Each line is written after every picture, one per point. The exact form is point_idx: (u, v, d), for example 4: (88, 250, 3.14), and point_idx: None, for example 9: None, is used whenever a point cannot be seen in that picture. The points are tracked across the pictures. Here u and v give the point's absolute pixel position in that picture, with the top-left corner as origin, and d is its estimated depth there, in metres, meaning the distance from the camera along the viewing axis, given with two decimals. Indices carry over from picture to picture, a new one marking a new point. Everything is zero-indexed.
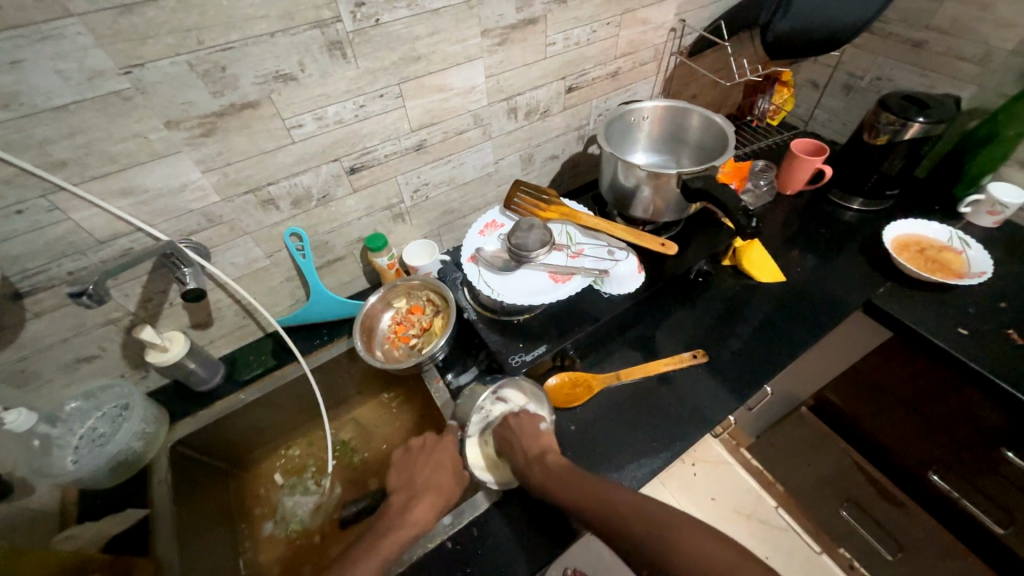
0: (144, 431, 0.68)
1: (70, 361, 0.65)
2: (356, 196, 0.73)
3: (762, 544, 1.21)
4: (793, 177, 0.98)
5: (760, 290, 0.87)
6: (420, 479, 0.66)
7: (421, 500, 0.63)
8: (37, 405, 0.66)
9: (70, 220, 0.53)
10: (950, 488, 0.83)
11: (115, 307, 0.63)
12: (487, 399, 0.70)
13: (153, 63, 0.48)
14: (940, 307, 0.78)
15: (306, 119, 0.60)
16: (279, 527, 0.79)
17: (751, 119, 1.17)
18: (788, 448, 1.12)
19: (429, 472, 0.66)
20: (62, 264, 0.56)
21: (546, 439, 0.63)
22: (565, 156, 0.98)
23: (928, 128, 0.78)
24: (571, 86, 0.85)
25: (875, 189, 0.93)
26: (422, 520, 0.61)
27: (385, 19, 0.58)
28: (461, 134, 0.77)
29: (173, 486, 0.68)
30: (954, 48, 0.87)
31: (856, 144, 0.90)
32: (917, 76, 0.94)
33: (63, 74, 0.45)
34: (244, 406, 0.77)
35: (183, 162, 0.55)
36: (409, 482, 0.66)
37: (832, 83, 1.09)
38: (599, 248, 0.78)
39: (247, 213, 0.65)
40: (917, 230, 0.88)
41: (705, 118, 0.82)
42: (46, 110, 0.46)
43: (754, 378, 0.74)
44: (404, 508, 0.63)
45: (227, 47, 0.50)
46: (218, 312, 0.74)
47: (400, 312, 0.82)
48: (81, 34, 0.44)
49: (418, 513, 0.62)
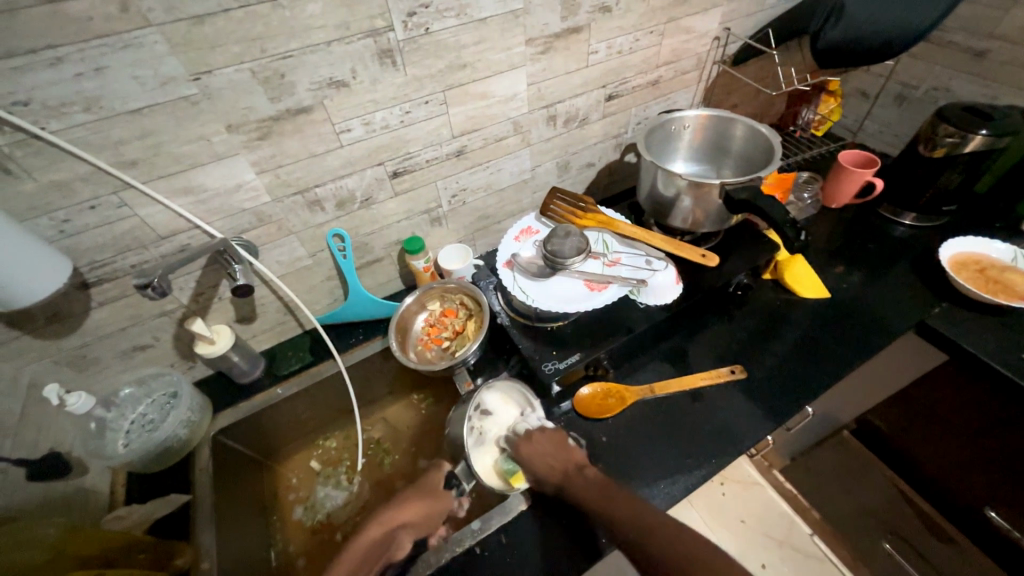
0: (189, 419, 0.71)
1: (127, 349, 0.68)
2: (397, 200, 0.75)
3: (795, 572, 1.15)
4: (840, 189, 0.95)
5: (802, 306, 0.84)
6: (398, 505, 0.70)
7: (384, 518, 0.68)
8: (95, 389, 0.70)
9: (136, 216, 0.56)
10: (1009, 527, 0.77)
11: (170, 299, 0.67)
12: (474, 416, 0.67)
13: (219, 70, 0.50)
14: (1003, 331, 0.73)
15: (354, 124, 0.62)
16: (307, 514, 0.80)
17: (794, 129, 1.14)
18: (825, 473, 1.07)
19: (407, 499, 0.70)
20: (126, 258, 0.59)
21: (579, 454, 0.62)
22: (601, 164, 0.97)
23: (991, 140, 0.74)
24: (611, 94, 0.85)
25: (930, 204, 0.88)
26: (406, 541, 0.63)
27: (434, 29, 0.59)
28: (500, 141, 0.78)
29: (213, 473, 0.71)
30: (1021, 57, 0.82)
31: (910, 157, 0.86)
32: (979, 87, 0.89)
33: (140, 79, 0.48)
34: (281, 400, 0.79)
35: (240, 163, 0.58)
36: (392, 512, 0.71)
37: (883, 94, 1.05)
38: (635, 257, 0.77)
39: (294, 214, 0.67)
40: (976, 248, 0.83)
41: (749, 127, 0.80)
42: (122, 113, 0.49)
43: (796, 398, 0.72)
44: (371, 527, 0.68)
45: (287, 55, 0.53)
46: (261, 307, 0.77)
47: (433, 314, 0.83)
48: (158, 42, 0.46)
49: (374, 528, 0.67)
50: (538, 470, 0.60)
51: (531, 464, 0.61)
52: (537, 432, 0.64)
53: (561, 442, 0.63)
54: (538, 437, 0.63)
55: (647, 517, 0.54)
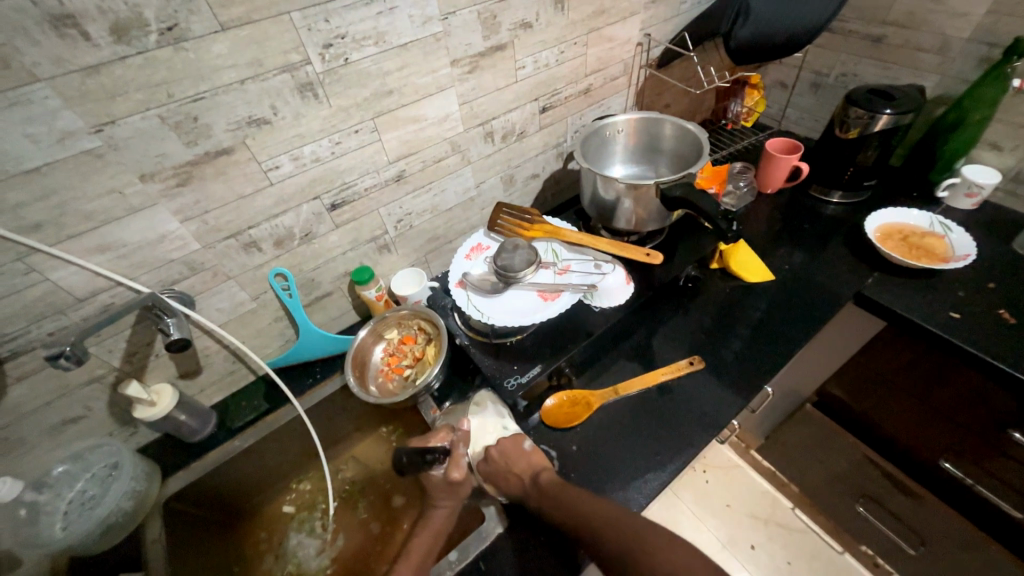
0: (134, 490, 0.67)
1: (55, 424, 0.63)
2: (339, 231, 0.73)
3: (783, 548, 1.20)
4: (771, 175, 0.99)
5: (750, 291, 0.87)
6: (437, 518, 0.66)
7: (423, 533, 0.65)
8: (22, 472, 0.64)
9: (47, 281, 0.52)
10: (962, 475, 0.81)
11: (99, 364, 0.62)
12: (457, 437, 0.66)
13: (123, 119, 0.48)
14: (930, 292, 0.79)
15: (283, 161, 0.61)
16: (278, 564, 0.78)
17: (725, 123, 1.20)
18: (795, 447, 1.11)
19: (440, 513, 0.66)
20: (41, 326, 0.55)
21: (536, 457, 0.63)
22: (546, 174, 0.99)
23: (896, 118, 0.80)
24: (545, 106, 0.86)
25: (853, 180, 0.94)
26: (457, 505, 0.67)
27: (354, 58, 0.59)
28: (440, 161, 0.78)
29: (167, 545, 0.67)
30: (912, 40, 0.90)
31: (829, 139, 0.92)
32: (880, 70, 0.97)
33: (33, 137, 0.45)
34: (240, 454, 0.75)
35: (160, 213, 0.55)
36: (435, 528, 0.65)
37: (799, 83, 1.12)
38: (585, 263, 0.77)
39: (229, 258, 0.64)
40: (897, 218, 0.89)
41: (678, 126, 0.83)
42: (17, 174, 0.45)
43: (754, 379, 0.74)
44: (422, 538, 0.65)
45: (198, 97, 0.51)
46: (206, 359, 0.73)
47: (391, 343, 0.81)
48: (49, 97, 0.44)
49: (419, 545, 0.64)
50: (497, 479, 0.62)
51: (492, 474, 0.63)
52: (508, 438, 0.66)
53: (518, 445, 0.65)
54: (502, 444, 0.65)
55: (594, 506, 0.54)
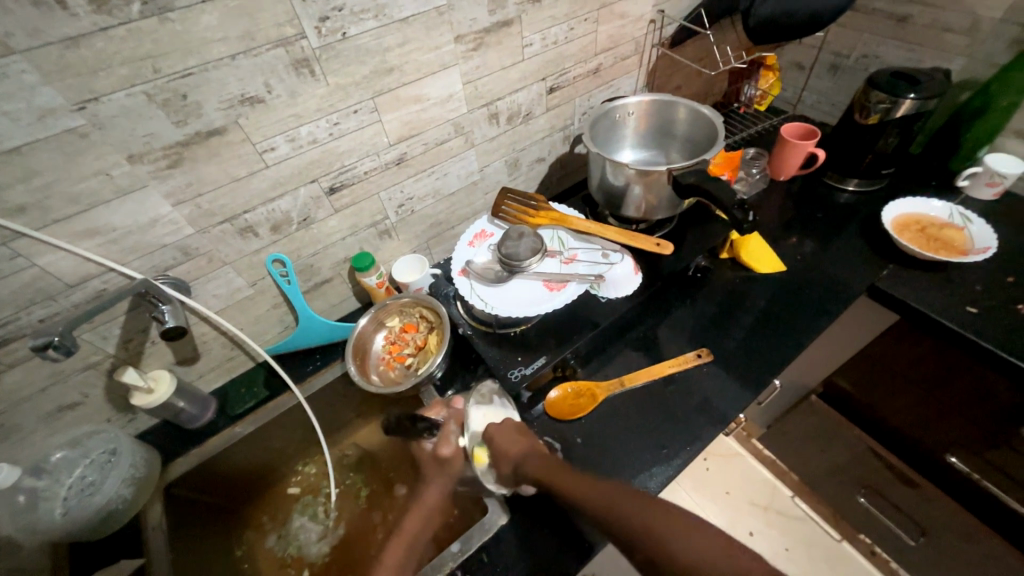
0: (134, 476, 0.66)
1: (52, 410, 0.62)
2: (339, 216, 0.71)
3: (781, 535, 1.21)
4: (786, 162, 0.96)
5: (760, 281, 0.85)
6: (427, 498, 0.67)
7: (409, 517, 0.67)
8: (19, 458, 0.63)
9: (35, 266, 0.51)
10: (968, 470, 0.80)
11: (93, 350, 0.61)
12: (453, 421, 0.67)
13: (108, 96, 0.45)
14: (946, 285, 0.77)
15: (278, 142, 0.58)
16: (280, 544, 0.79)
17: (738, 106, 1.16)
18: (798, 438, 1.11)
19: (430, 494, 0.67)
20: (31, 312, 0.53)
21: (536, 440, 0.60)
22: (552, 158, 0.95)
23: (919, 103, 0.76)
24: (553, 86, 0.83)
25: (871, 168, 0.90)
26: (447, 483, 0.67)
27: (352, 33, 0.55)
28: (441, 144, 0.75)
29: (168, 532, 0.67)
30: (940, 20, 0.85)
31: (848, 125, 0.88)
32: (904, 52, 0.92)
33: (11, 115, 0.42)
34: (240, 441, 0.75)
35: (151, 196, 0.53)
36: (424, 509, 0.67)
37: (818, 64, 1.07)
38: (592, 252, 0.75)
39: (225, 243, 0.62)
40: (916, 209, 0.86)
41: (692, 109, 0.80)
42: None
43: (762, 372, 0.72)
44: (411, 520, 0.66)
45: (186, 73, 0.48)
46: (204, 345, 0.72)
47: (393, 331, 0.79)
48: (26, 72, 0.41)
49: (406, 526, 0.65)
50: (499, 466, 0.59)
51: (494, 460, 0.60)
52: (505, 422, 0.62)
53: (517, 430, 0.62)
54: (500, 428, 0.61)
55: (602, 491, 0.52)
